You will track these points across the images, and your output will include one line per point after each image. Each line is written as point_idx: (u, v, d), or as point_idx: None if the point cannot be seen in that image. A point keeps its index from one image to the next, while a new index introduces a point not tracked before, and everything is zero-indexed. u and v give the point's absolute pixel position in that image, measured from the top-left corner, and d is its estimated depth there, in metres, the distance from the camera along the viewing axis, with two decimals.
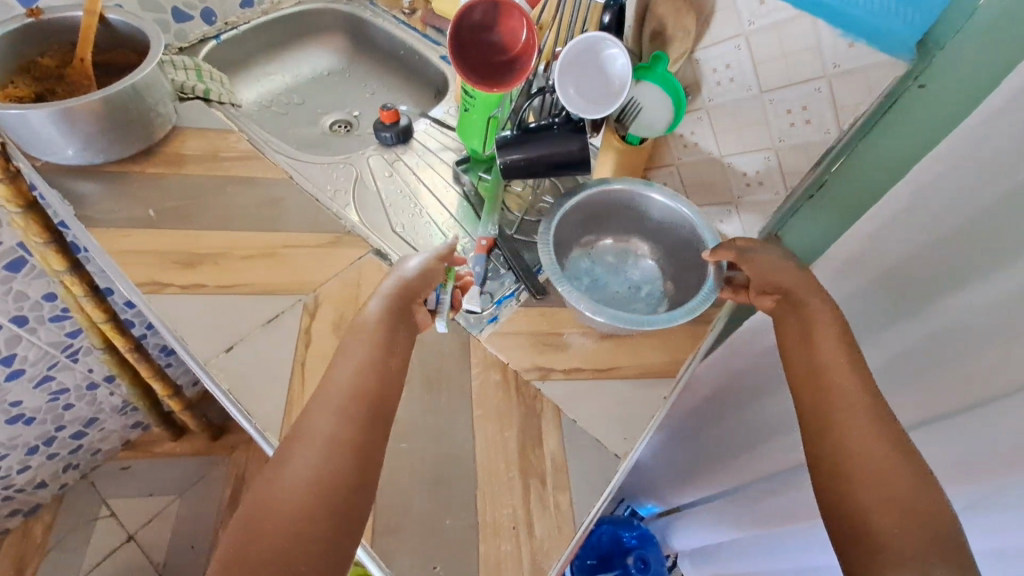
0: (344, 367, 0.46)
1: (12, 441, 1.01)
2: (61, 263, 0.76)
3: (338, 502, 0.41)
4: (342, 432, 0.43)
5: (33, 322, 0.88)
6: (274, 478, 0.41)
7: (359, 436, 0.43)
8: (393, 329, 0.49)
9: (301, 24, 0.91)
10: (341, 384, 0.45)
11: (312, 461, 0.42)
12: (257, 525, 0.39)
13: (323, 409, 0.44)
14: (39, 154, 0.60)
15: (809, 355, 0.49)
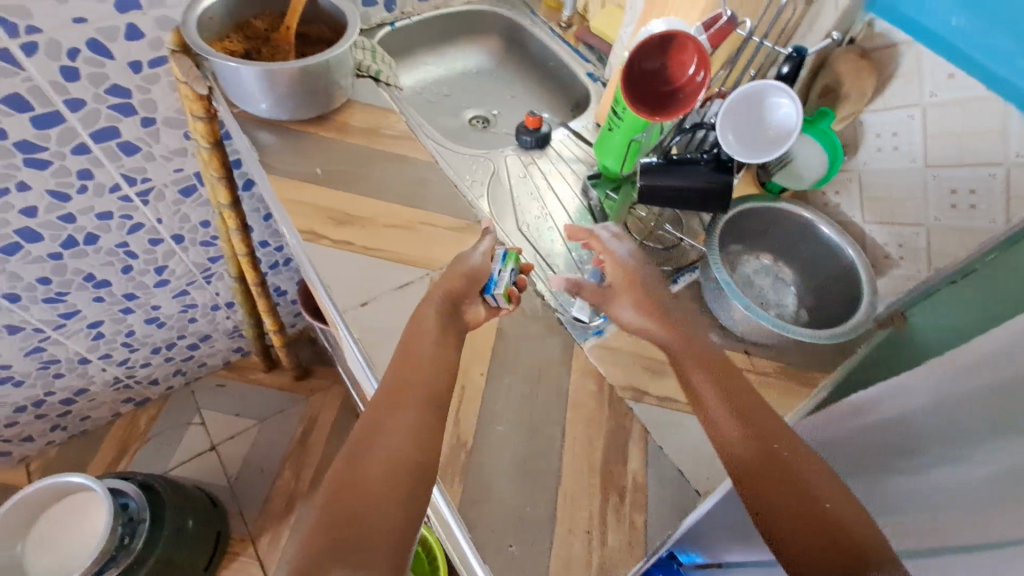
0: (413, 359, 0.48)
1: (144, 339, 1.16)
2: (227, 197, 0.88)
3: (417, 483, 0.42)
4: (414, 421, 0.45)
5: (187, 242, 1.02)
6: (353, 458, 0.42)
7: (426, 426, 0.45)
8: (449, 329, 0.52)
9: (465, 23, 0.97)
10: (404, 375, 0.48)
11: (391, 445, 0.43)
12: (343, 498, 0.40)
13: (394, 398, 0.46)
14: (239, 103, 0.70)
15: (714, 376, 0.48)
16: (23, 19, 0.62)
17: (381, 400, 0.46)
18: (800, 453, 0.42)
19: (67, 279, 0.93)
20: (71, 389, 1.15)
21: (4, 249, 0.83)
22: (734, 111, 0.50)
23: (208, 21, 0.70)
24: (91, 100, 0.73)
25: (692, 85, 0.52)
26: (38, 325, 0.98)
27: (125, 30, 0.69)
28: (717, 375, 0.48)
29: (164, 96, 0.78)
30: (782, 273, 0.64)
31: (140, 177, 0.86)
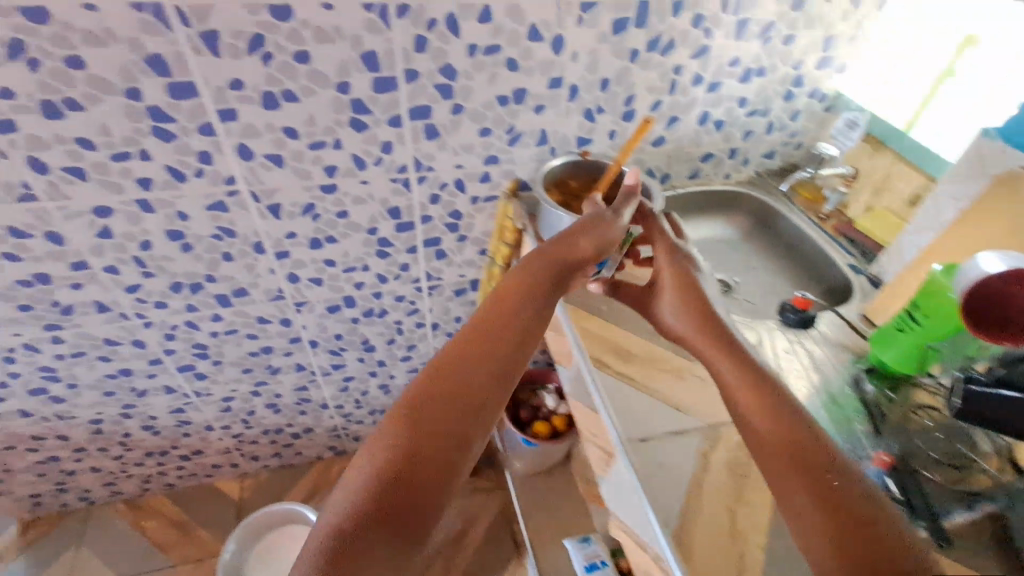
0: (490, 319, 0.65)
1: (369, 400, 1.34)
2: (493, 304, 1.04)
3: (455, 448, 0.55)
4: (476, 406, 0.58)
5: (438, 330, 1.20)
6: (433, 439, 0.55)
7: (476, 411, 0.58)
8: (537, 324, 0.66)
9: (722, 199, 1.09)
10: (466, 361, 0.60)
11: (456, 428, 0.56)
12: (404, 488, 0.52)
13: (471, 394, 0.58)
14: (547, 238, 0.88)
15: (767, 408, 0.57)
16: (429, 161, 0.87)
17: (445, 372, 0.59)
18: (822, 465, 0.52)
19: (352, 339, 1.15)
20: (302, 427, 1.35)
21: (329, 309, 1.06)
22: None
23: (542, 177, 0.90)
24: (436, 217, 0.96)
25: None
26: (314, 370, 1.19)
27: (482, 175, 0.92)
28: (768, 407, 0.57)
29: (482, 222, 1.00)
30: None
31: (436, 275, 1.07)
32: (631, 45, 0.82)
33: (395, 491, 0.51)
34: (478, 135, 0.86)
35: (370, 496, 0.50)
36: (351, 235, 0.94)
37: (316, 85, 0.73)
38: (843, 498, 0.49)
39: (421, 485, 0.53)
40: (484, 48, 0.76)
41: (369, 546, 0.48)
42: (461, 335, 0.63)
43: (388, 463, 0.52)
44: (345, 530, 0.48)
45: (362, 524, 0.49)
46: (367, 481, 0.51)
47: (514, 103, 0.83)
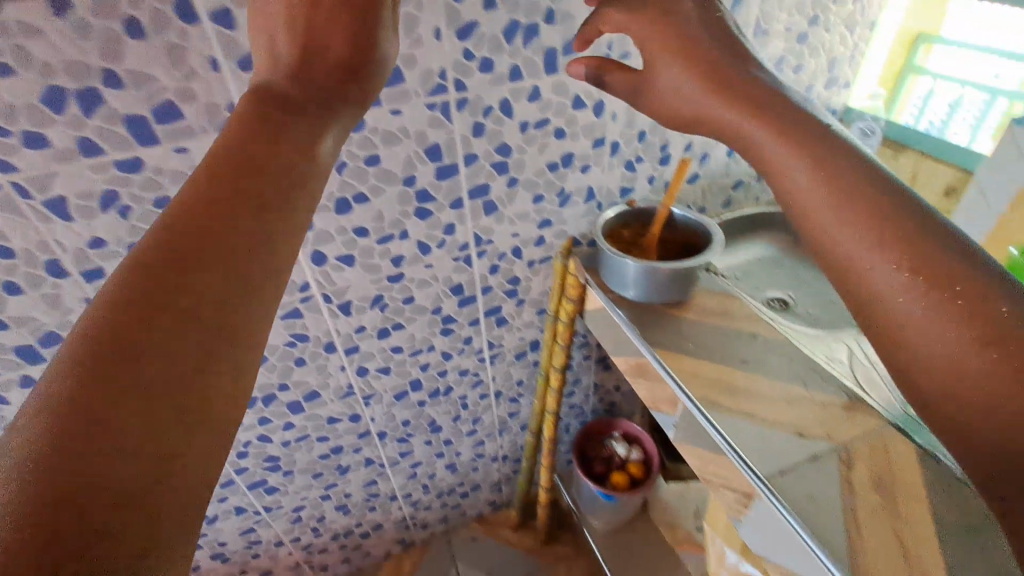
0: (207, 222, 0.37)
1: (437, 483, 1.30)
2: (562, 361, 1.04)
3: (215, 407, 0.33)
4: (191, 279, 0.35)
5: (502, 396, 1.19)
6: (119, 353, 0.31)
7: (220, 303, 0.35)
8: (267, 160, 0.41)
9: (756, 221, 1.13)
10: (205, 237, 0.36)
11: (161, 337, 0.33)
12: (75, 421, 0.29)
13: (169, 272, 0.34)
14: (613, 288, 0.90)
15: (875, 242, 0.45)
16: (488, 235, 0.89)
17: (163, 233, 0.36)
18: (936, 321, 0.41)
19: (419, 423, 1.13)
20: (371, 524, 1.29)
21: (397, 396, 1.05)
22: None
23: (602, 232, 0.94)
24: (495, 286, 0.98)
25: None
26: (383, 461, 1.16)
27: (537, 239, 0.94)
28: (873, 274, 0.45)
29: (538, 283, 1.02)
30: None
31: (498, 342, 1.08)
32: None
33: (91, 447, 0.29)
34: (532, 203, 0.89)
35: (33, 467, 0.28)
36: (417, 318, 0.94)
37: (384, 183, 0.77)
38: (965, 427, 0.38)
39: (114, 436, 0.29)
40: (535, 123, 0.80)
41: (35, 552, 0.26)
42: (164, 239, 0.36)
43: (53, 411, 0.29)
44: (61, 478, 0.28)
45: (19, 520, 0.26)
46: (22, 454, 0.28)
47: (563, 168, 0.87)
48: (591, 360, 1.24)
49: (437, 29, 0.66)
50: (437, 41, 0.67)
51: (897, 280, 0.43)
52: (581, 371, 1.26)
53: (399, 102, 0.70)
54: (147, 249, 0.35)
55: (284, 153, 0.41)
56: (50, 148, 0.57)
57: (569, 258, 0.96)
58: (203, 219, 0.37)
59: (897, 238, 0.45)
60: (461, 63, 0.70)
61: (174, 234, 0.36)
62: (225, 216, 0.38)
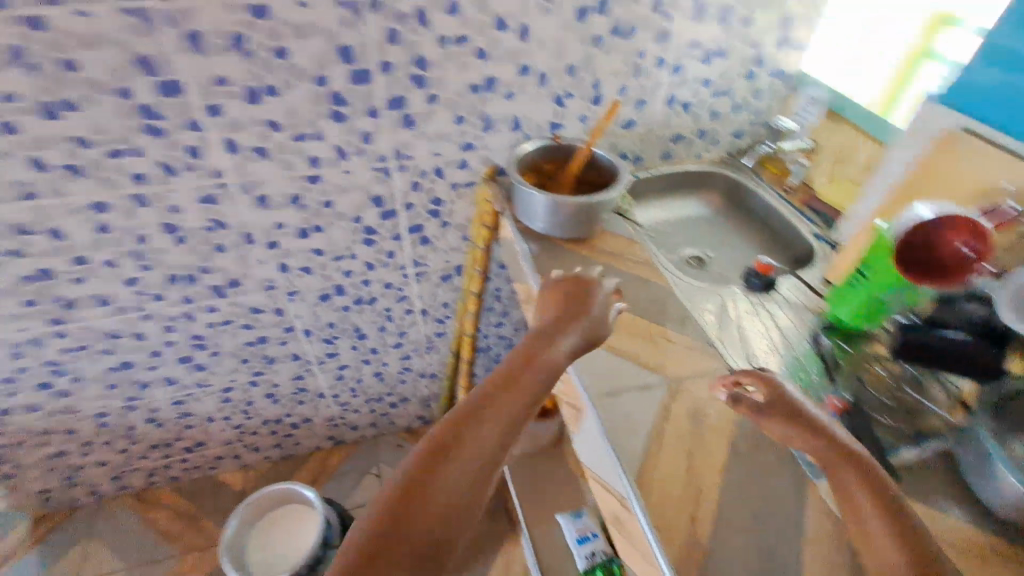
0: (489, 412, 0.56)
1: (364, 389, 1.38)
2: (478, 286, 1.08)
3: (474, 490, 0.52)
4: (477, 426, 0.54)
5: (428, 315, 1.25)
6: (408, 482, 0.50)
7: (492, 452, 0.54)
8: (527, 367, 0.60)
9: (694, 179, 1.13)
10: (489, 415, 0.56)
11: (470, 438, 0.54)
12: (413, 494, 0.49)
13: (464, 421, 0.54)
14: (522, 219, 0.93)
15: (836, 452, 0.53)
16: (407, 150, 0.91)
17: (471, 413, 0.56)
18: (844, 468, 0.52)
19: (344, 327, 1.19)
20: (301, 417, 1.39)
21: (321, 297, 1.11)
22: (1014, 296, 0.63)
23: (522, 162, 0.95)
24: (417, 204, 1.01)
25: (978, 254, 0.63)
26: (310, 358, 1.24)
27: (459, 162, 0.96)
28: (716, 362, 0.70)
29: (462, 207, 1.04)
30: None
31: (422, 262, 1.12)
32: (594, 32, 0.86)
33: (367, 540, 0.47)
34: (453, 123, 0.90)
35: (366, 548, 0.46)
36: (337, 223, 0.98)
37: (296, 79, 0.78)
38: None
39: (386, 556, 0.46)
40: (453, 38, 0.80)
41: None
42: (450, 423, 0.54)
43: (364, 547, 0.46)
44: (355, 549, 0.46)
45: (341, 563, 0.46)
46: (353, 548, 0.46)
47: (486, 91, 0.88)
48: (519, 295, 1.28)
49: None
50: None
51: (850, 479, 0.52)
52: (510, 304, 1.30)
53: None
54: (472, 442, 0.53)
55: (526, 376, 0.59)
56: None
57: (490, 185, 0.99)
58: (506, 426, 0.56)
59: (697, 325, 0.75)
60: None
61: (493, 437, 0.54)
62: (494, 411, 0.56)
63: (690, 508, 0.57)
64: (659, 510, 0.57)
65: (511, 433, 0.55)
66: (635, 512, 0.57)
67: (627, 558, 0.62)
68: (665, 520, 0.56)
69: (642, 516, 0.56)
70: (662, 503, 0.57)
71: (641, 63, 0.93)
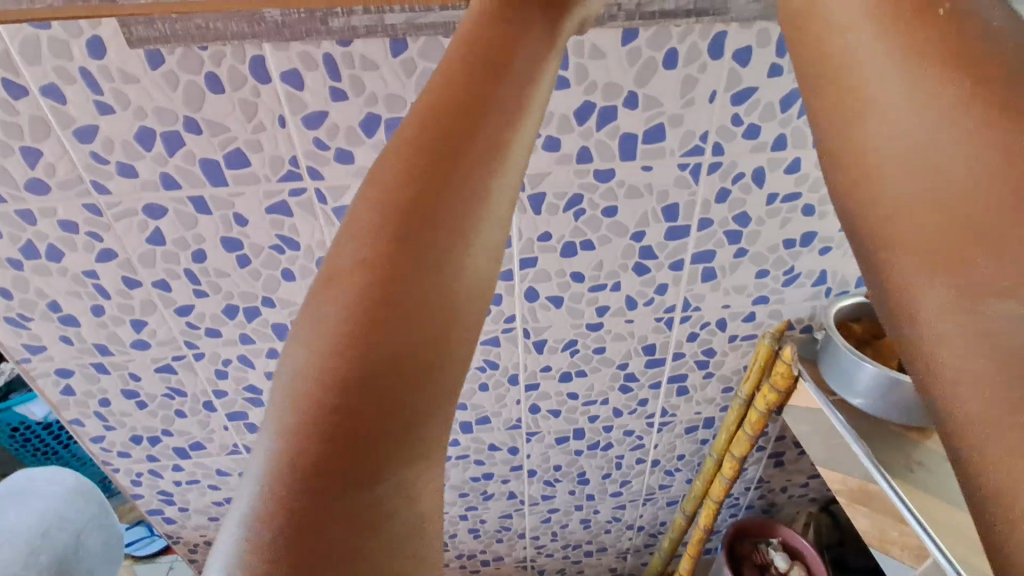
0: (465, 115, 0.31)
1: (566, 534, 1.25)
2: (744, 451, 0.94)
3: (438, 318, 0.29)
4: (458, 260, 0.30)
5: (658, 466, 1.11)
6: (359, 323, 0.27)
7: (437, 235, 0.29)
8: (488, 112, 0.32)
9: None
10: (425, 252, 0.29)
11: (459, 340, 0.30)
12: (359, 415, 0.27)
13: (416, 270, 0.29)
14: (837, 391, 0.78)
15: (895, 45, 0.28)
16: (697, 301, 0.84)
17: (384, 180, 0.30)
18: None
19: (569, 471, 1.09)
20: (493, 555, 1.28)
21: (558, 439, 1.03)
22: None
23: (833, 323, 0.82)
24: (688, 354, 0.91)
25: None
26: (524, 498, 1.14)
27: (747, 315, 0.86)
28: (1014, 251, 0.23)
29: (732, 360, 0.93)
30: None
31: (672, 412, 1.01)
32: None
33: (323, 442, 0.27)
34: (754, 277, 0.82)
35: (303, 431, 0.27)
36: (601, 369, 0.92)
37: (614, 234, 0.75)
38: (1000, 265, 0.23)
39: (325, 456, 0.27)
40: (785, 196, 0.74)
41: (312, 534, 0.26)
42: (428, 113, 0.31)
43: (300, 420, 0.27)
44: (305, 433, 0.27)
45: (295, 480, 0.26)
46: (293, 427, 0.27)
47: (800, 246, 0.79)
48: (763, 453, 1.11)
49: (715, 91, 0.64)
50: (709, 104, 0.64)
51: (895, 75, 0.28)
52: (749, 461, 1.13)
53: (654, 159, 0.68)
54: (392, 185, 0.30)
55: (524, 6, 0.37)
56: (354, 163, 0.64)
57: (779, 342, 0.86)
58: (486, 119, 0.32)
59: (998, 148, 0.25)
60: (727, 128, 0.66)
61: (433, 112, 0.31)
62: (480, 114, 0.32)
63: None
64: None
65: (481, 186, 0.31)
66: None
67: None
68: None
69: None
70: None
71: None
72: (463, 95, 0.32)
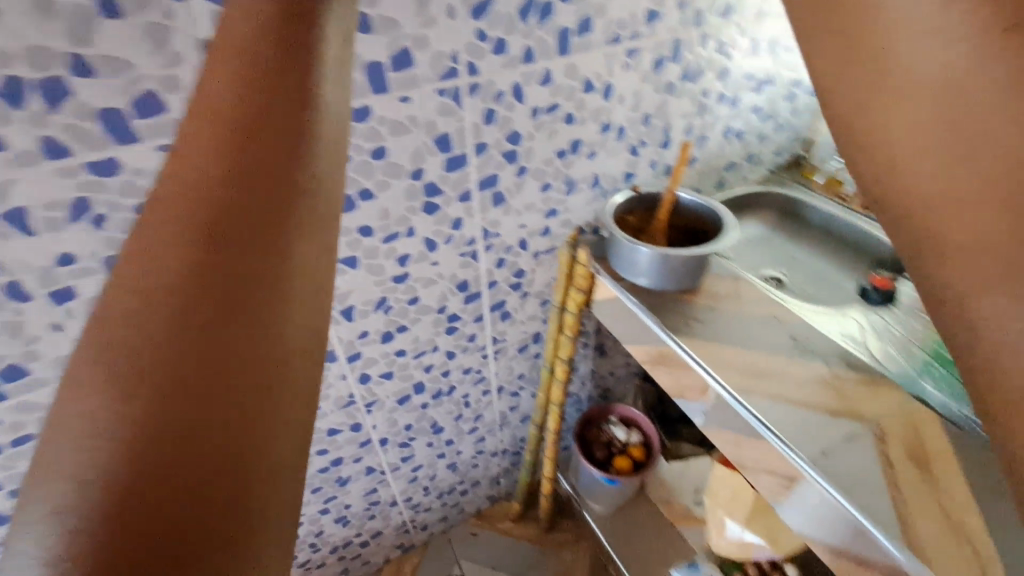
0: (266, 142, 0.22)
1: (437, 483, 1.26)
2: (569, 352, 1.03)
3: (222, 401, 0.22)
4: (284, 327, 0.23)
5: (504, 391, 1.16)
6: (150, 441, 0.21)
7: (201, 230, 0.21)
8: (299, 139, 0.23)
9: (745, 202, 1.15)
10: (175, 190, 0.21)
11: (283, 449, 0.25)
12: (170, 454, 0.22)
13: (224, 276, 0.22)
14: (625, 277, 0.89)
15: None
16: (494, 228, 0.85)
17: (197, 109, 0.21)
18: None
19: (421, 425, 1.09)
20: (371, 533, 1.25)
21: (399, 400, 1.00)
22: None
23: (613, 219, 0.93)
24: (501, 280, 0.94)
25: None
26: (384, 467, 1.11)
27: (542, 229, 0.91)
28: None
29: (541, 275, 0.98)
30: None
31: (501, 337, 1.05)
32: None
33: (125, 512, 0.22)
34: (539, 192, 0.85)
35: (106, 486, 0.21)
36: (422, 319, 0.90)
37: (391, 178, 0.70)
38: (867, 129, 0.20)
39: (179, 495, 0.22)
40: (545, 108, 0.76)
41: (142, 529, 0.22)
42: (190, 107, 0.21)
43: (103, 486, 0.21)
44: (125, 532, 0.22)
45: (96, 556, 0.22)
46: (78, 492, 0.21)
47: (572, 155, 0.84)
48: (587, 349, 1.25)
49: (452, 8, 0.61)
50: (451, 21, 0.62)
51: None
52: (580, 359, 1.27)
53: (410, 89, 0.64)
54: (178, 238, 0.20)
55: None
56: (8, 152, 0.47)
57: (575, 249, 0.94)
58: (228, 147, 0.21)
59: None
60: (475, 45, 0.65)
61: (220, 119, 0.21)
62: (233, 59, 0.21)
63: (972, 560, 0.53)
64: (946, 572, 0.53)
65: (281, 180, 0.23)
66: None
67: None
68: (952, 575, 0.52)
69: None
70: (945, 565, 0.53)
71: (704, 101, 0.93)
72: (217, 136, 0.21)
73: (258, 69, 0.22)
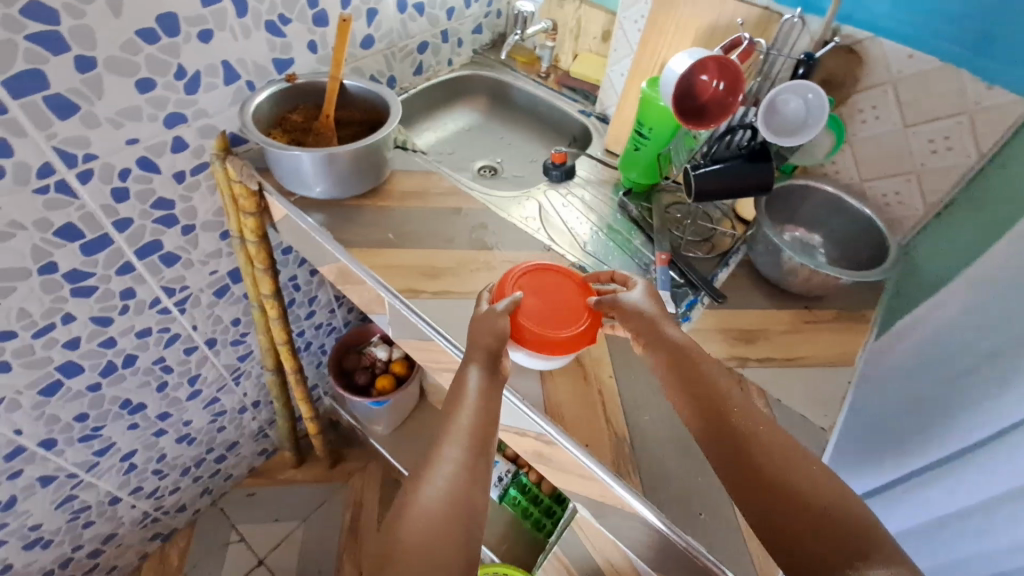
0: (441, 456, 0.45)
1: (174, 462, 1.09)
2: (270, 287, 0.89)
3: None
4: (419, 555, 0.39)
5: (219, 344, 0.99)
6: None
7: (469, 492, 0.43)
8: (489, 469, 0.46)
9: (452, 88, 1.06)
10: (420, 473, 0.44)
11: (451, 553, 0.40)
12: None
13: (488, 456, 0.46)
14: (292, 189, 0.74)
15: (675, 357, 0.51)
16: (82, 149, 0.63)
17: (455, 400, 0.48)
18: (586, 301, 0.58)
19: (105, 410, 0.88)
20: (99, 539, 1.05)
21: (46, 391, 0.78)
22: (768, 108, 0.66)
23: (267, 119, 0.75)
24: (137, 217, 0.73)
25: (732, 82, 0.63)
26: (72, 470, 0.90)
27: (172, 144, 0.71)
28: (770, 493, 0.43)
29: (203, 201, 0.80)
30: (813, 241, 0.79)
31: (178, 286, 0.85)
32: None
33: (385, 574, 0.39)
34: (137, 93, 0.64)
35: None
36: (17, 286, 0.67)
37: None
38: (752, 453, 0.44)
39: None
40: None
41: None
42: (476, 441, 0.46)
43: None
44: None
45: None
46: None
47: (171, 38, 0.64)
48: (319, 276, 1.12)
49: None
50: None
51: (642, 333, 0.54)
52: (313, 288, 1.13)
53: None
54: (462, 477, 0.43)
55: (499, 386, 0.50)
56: None
57: (228, 163, 0.76)
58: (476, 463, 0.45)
59: (751, 466, 0.44)
60: None
61: (478, 427, 0.46)
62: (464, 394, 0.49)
63: (600, 411, 0.57)
64: (579, 430, 0.56)
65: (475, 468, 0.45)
66: (561, 443, 0.54)
67: (560, 485, 0.60)
68: (584, 431, 0.55)
69: (568, 443, 0.54)
70: (579, 424, 0.56)
71: None
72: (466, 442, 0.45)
73: (487, 419, 0.47)
